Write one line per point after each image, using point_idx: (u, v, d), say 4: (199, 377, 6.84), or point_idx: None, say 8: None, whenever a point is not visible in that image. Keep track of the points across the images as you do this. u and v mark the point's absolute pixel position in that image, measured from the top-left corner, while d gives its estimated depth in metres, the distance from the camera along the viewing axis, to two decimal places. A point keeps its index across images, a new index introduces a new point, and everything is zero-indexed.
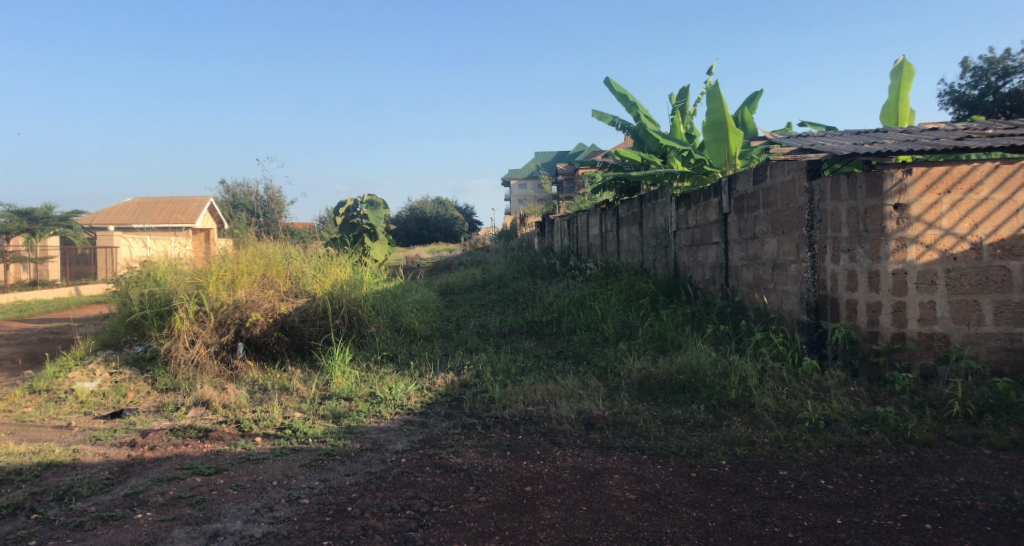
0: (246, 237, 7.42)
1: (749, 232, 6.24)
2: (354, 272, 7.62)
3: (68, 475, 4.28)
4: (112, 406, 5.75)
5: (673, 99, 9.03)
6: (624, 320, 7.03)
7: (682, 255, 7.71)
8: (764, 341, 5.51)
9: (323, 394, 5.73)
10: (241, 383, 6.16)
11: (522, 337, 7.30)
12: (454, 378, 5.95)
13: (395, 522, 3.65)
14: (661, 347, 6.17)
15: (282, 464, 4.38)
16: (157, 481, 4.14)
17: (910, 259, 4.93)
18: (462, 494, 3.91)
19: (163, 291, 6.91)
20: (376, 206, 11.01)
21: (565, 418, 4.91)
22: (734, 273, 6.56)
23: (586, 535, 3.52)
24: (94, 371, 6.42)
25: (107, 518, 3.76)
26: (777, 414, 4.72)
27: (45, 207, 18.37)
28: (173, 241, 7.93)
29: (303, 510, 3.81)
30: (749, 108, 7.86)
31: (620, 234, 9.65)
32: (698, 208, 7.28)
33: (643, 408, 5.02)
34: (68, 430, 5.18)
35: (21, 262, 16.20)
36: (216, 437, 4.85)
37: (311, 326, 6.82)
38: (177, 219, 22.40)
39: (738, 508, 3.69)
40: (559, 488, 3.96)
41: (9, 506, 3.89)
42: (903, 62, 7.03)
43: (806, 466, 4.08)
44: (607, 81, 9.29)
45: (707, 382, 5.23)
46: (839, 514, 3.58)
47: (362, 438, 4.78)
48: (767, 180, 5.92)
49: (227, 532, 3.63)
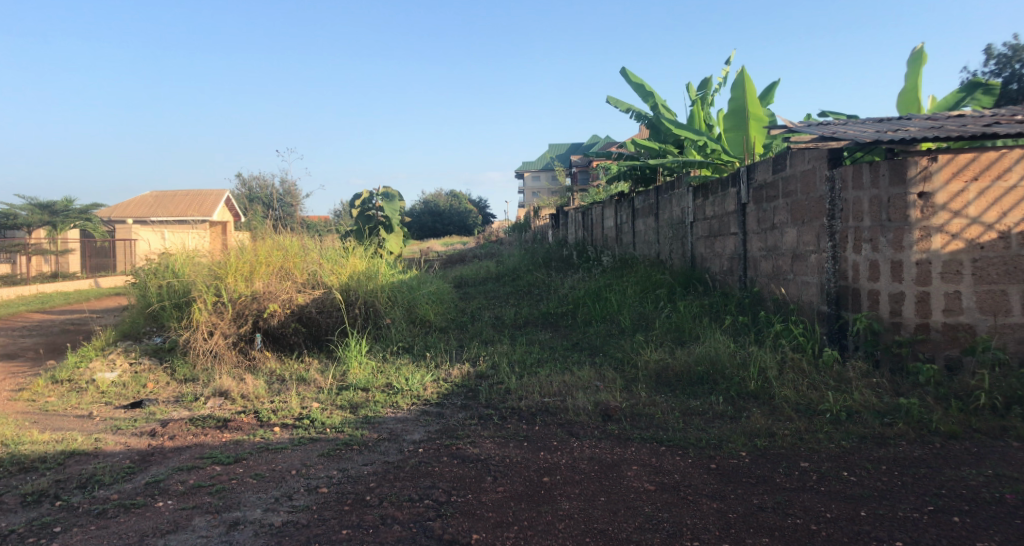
0: (263, 229, 7.44)
1: (769, 222, 6.17)
2: (370, 263, 7.63)
3: (91, 463, 4.31)
4: (133, 396, 5.79)
5: (690, 89, 8.97)
6: (640, 311, 7.00)
7: (700, 246, 7.63)
8: (784, 333, 5.47)
9: (340, 385, 5.74)
10: (259, 374, 6.19)
11: (537, 329, 7.29)
12: (469, 369, 5.95)
13: (414, 511, 3.65)
14: (678, 338, 6.14)
15: (301, 454, 4.39)
16: (177, 470, 4.16)
17: (935, 248, 4.86)
18: (480, 484, 3.91)
19: (182, 283, 6.97)
20: (393, 199, 11.06)
21: (582, 410, 4.89)
22: (752, 264, 6.49)
23: (605, 526, 3.51)
24: (114, 362, 6.46)
25: (129, 506, 3.77)
26: (797, 405, 4.68)
27: (66, 199, 18.73)
28: (191, 233, 7.97)
29: (322, 499, 3.82)
30: (766, 99, 7.78)
31: (636, 226, 9.58)
32: (716, 199, 7.21)
33: (661, 399, 4.99)
34: (90, 419, 5.22)
35: (43, 254, 16.46)
36: (235, 426, 4.86)
37: (328, 318, 6.84)
38: (194, 211, 22.62)
39: (760, 499, 3.66)
40: (578, 479, 3.95)
41: (33, 494, 3.92)
42: (918, 50, 6.91)
43: (828, 457, 4.04)
44: (624, 71, 9.25)
45: (725, 373, 5.19)
46: (863, 507, 3.54)
47: (380, 428, 4.78)
48: (787, 168, 5.84)
49: (248, 521, 3.64)
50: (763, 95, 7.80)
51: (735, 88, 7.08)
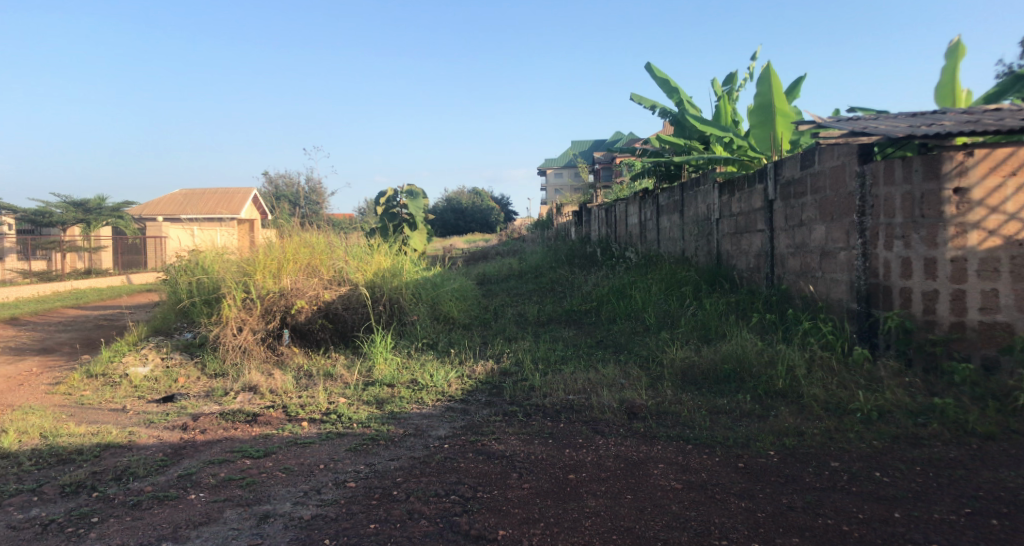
0: (290, 226, 7.52)
1: (796, 219, 6.10)
2: (395, 260, 7.68)
3: (125, 455, 4.38)
4: (165, 390, 5.87)
5: (716, 85, 8.91)
6: (666, 309, 6.98)
7: (726, 243, 7.57)
8: (812, 331, 5.43)
9: (366, 380, 5.78)
10: (287, 369, 6.25)
11: (561, 326, 7.29)
12: (493, 366, 5.97)
13: (440, 506, 3.68)
14: (704, 336, 6.11)
15: (329, 448, 4.43)
16: (209, 463, 4.22)
17: (971, 245, 4.81)
18: (505, 480, 3.92)
19: (211, 279, 7.09)
20: (416, 196, 11.13)
21: (608, 408, 4.89)
22: (780, 261, 6.41)
23: (632, 523, 3.51)
24: (147, 356, 6.57)
25: (162, 498, 3.83)
26: (827, 404, 4.64)
27: (98, 197, 19.04)
28: (220, 230, 8.08)
29: (350, 493, 3.85)
30: (793, 94, 7.71)
31: (660, 223, 9.54)
32: (742, 195, 7.16)
33: (687, 397, 4.97)
34: (124, 413, 5.31)
35: (77, 251, 16.77)
36: (264, 420, 4.91)
37: (354, 314, 6.90)
38: (221, 209, 22.89)
39: (789, 499, 3.64)
40: (604, 476, 3.95)
41: (70, 485, 4.00)
42: (956, 43, 6.80)
43: (859, 457, 4.00)
44: (649, 67, 9.20)
45: (753, 371, 5.16)
46: (897, 508, 3.50)
47: (405, 424, 4.81)
48: (815, 165, 5.77)
49: (277, 514, 3.68)
50: (790, 91, 7.72)
51: (761, 83, 7.00)
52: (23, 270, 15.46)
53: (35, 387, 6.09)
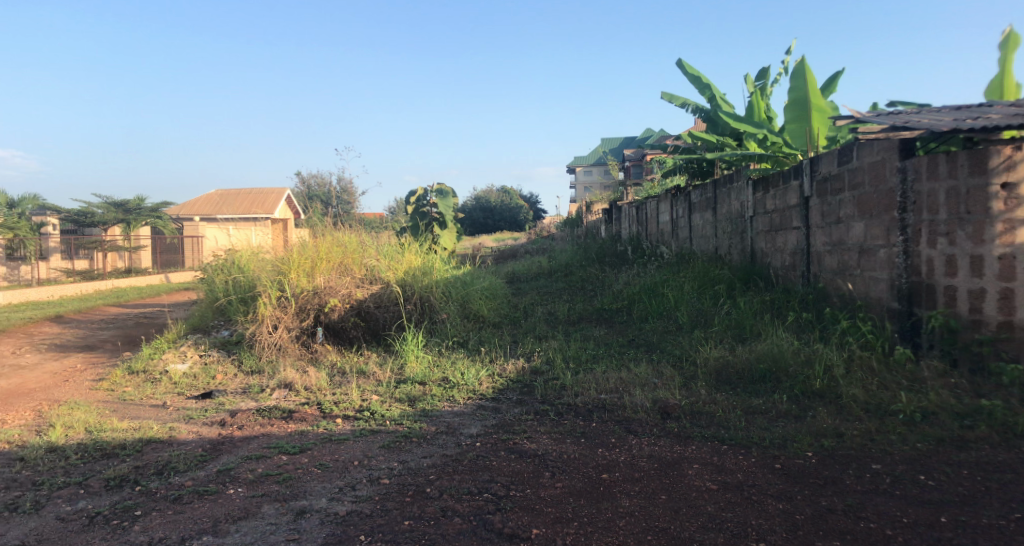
0: (323, 226, 7.59)
1: (834, 216, 5.99)
2: (425, 259, 7.70)
3: (166, 450, 4.45)
4: (203, 387, 5.97)
5: (749, 81, 8.80)
6: (698, 308, 6.91)
7: (760, 241, 7.47)
8: (851, 329, 5.33)
9: (398, 378, 5.82)
10: (321, 367, 6.31)
11: (592, 325, 7.26)
12: (524, 365, 5.96)
13: (474, 504, 3.68)
14: (739, 335, 6.05)
15: (363, 445, 4.46)
16: (246, 458, 4.27)
17: (1019, 242, 4.69)
18: (538, 479, 3.92)
19: (247, 278, 7.18)
20: (446, 195, 11.14)
21: (640, 407, 4.86)
22: (816, 259, 6.30)
23: (667, 524, 3.48)
24: (185, 353, 6.68)
25: (202, 492, 3.89)
26: (867, 405, 4.56)
27: (138, 198, 19.39)
28: (255, 230, 8.19)
29: (384, 490, 3.87)
30: (830, 89, 7.59)
31: (693, 220, 9.46)
32: (777, 192, 7.05)
33: (721, 397, 4.92)
34: (164, 409, 5.40)
35: (118, 251, 17.13)
36: (299, 417, 4.96)
37: (385, 313, 6.93)
38: (255, 208, 23.20)
39: (829, 501, 3.58)
40: (637, 476, 3.92)
41: (114, 479, 4.08)
42: (1010, 34, 6.63)
43: (902, 460, 3.93)
44: (680, 63, 9.12)
45: (789, 371, 5.09)
46: (942, 512, 3.44)
47: (437, 422, 4.83)
48: (854, 160, 5.65)
49: (314, 510, 3.72)
50: (827, 86, 7.60)
51: (795, 79, 6.90)
52: (67, 269, 15.83)
53: (79, 383, 6.23)
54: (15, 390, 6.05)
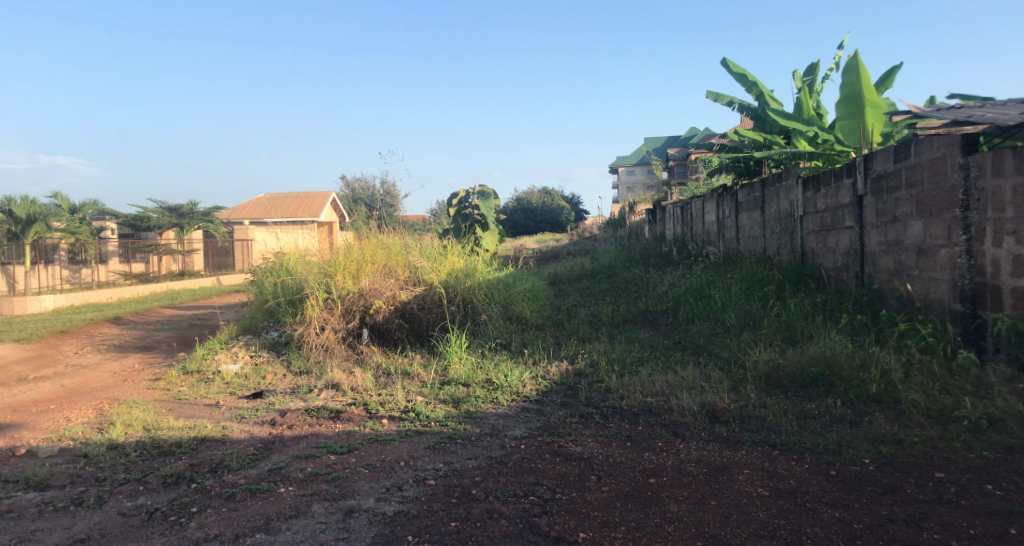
0: (368, 229, 7.65)
1: (890, 214, 5.82)
2: (468, 260, 7.69)
3: (220, 449, 4.51)
4: (254, 387, 6.05)
5: (797, 77, 8.62)
6: (747, 309, 6.78)
7: (811, 241, 7.29)
8: (910, 333, 5.21)
9: (442, 379, 5.82)
10: (367, 367, 6.35)
11: (636, 327, 7.18)
12: (568, 367, 5.91)
13: (520, 507, 3.65)
14: (789, 338, 5.92)
15: (408, 446, 4.46)
16: (296, 458, 4.31)
17: None
18: (584, 483, 3.87)
19: (294, 280, 7.28)
20: (487, 197, 11.11)
21: (688, 411, 4.77)
22: (871, 259, 6.13)
23: (718, 531, 3.40)
24: (237, 354, 6.79)
25: (255, 490, 3.93)
26: (929, 410, 4.41)
27: (190, 202, 19.84)
28: (302, 233, 8.30)
29: (430, 491, 3.86)
30: (885, 84, 7.38)
31: (740, 220, 9.30)
32: (828, 191, 6.87)
33: (772, 401, 4.81)
34: (217, 408, 5.49)
35: (172, 254, 17.55)
36: (347, 417, 4.99)
37: (429, 314, 6.95)
38: (302, 212, 23.56)
39: (889, 510, 3.47)
40: (686, 481, 3.85)
41: (171, 476, 4.15)
42: None
43: (967, 469, 3.79)
44: (726, 61, 8.98)
45: (844, 375, 4.96)
46: (1013, 524, 3.30)
47: (481, 423, 4.81)
48: (911, 156, 5.49)
49: (362, 509, 3.73)
50: (883, 81, 7.39)
51: (848, 74, 6.71)
52: (124, 272, 16.28)
53: (137, 382, 6.37)
54: (77, 389, 6.22)
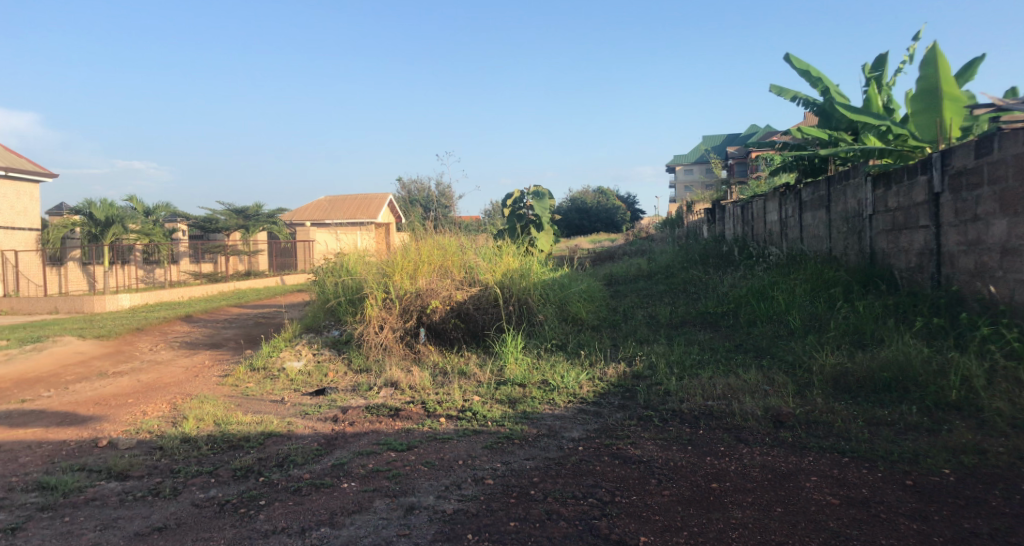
0: (424, 229, 7.70)
1: (970, 213, 5.56)
2: (523, 260, 7.64)
3: (286, 444, 4.57)
4: (317, 383, 6.12)
5: (866, 70, 8.33)
6: (812, 312, 6.56)
7: (880, 241, 7.02)
8: (993, 337, 4.98)
9: (498, 379, 5.79)
10: (424, 366, 6.36)
11: (696, 329, 7.02)
12: (625, 369, 5.80)
13: (579, 509, 3.58)
14: (858, 341, 5.70)
15: (466, 445, 4.44)
16: (358, 454, 4.32)
17: None
18: (645, 486, 3.77)
19: (354, 280, 7.37)
20: (542, 197, 11.03)
21: (751, 415, 4.63)
22: (947, 260, 5.87)
23: (785, 539, 3.28)
24: (300, 351, 6.91)
25: (319, 485, 3.96)
26: (1014, 419, 4.19)
27: (257, 204, 20.27)
28: (360, 234, 8.40)
29: (489, 490, 3.83)
30: (965, 76, 7.07)
31: (804, 219, 9.03)
32: (900, 189, 6.60)
33: (840, 407, 4.62)
34: (282, 404, 5.58)
35: (238, 255, 18.00)
36: (405, 415, 4.99)
37: (484, 314, 6.91)
38: (361, 213, 23.91)
39: (972, 524, 3.29)
40: (750, 487, 3.72)
41: (240, 469, 4.21)
42: None
43: None
44: (789, 57, 8.73)
45: (919, 380, 4.75)
46: None
47: (538, 424, 4.76)
48: (995, 153, 5.30)
49: (422, 507, 3.71)
50: (962, 73, 7.08)
51: (925, 68, 6.49)
52: (194, 273, 16.75)
53: (208, 377, 6.52)
54: (151, 383, 6.40)
